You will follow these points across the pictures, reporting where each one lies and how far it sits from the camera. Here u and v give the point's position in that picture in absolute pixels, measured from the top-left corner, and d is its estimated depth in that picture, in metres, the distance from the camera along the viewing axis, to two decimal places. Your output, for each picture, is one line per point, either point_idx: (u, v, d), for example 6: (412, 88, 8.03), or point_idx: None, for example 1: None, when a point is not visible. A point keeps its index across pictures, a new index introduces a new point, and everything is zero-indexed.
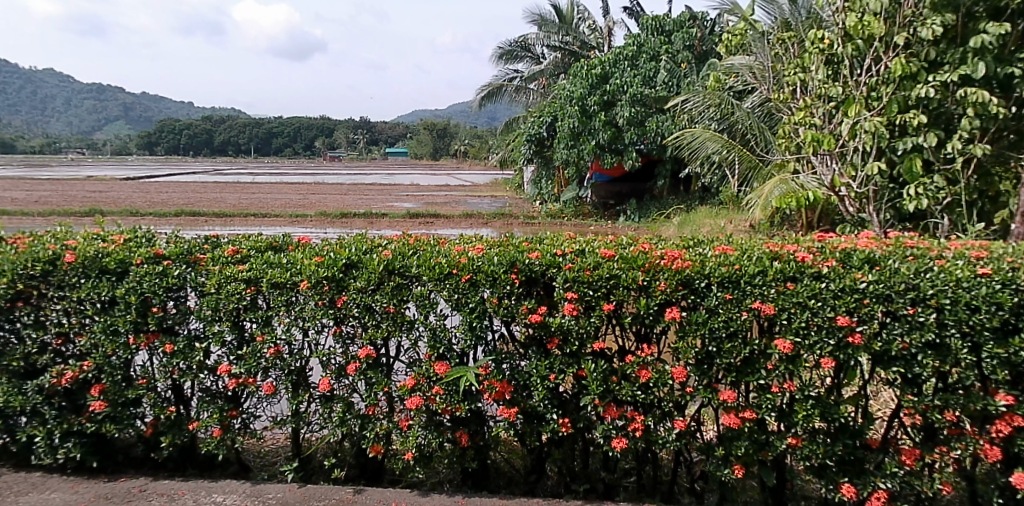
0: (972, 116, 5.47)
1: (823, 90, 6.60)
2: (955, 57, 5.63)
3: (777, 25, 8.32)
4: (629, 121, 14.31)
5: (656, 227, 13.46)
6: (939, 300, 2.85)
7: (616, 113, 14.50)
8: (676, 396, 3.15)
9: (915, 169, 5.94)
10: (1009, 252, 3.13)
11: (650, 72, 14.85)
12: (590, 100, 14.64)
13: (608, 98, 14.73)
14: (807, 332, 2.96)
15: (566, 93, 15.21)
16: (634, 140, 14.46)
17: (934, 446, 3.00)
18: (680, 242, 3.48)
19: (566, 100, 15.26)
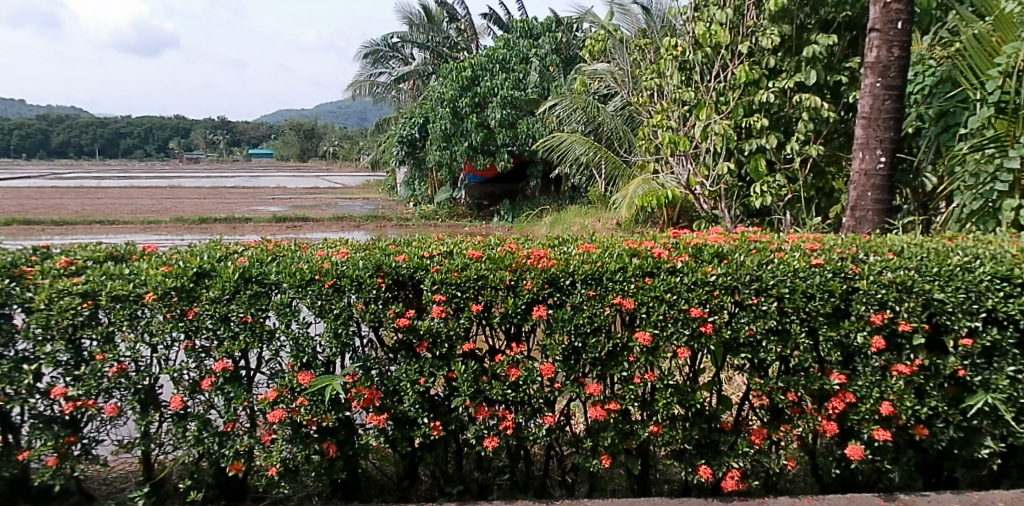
0: (806, 120, 6.02)
1: (678, 95, 6.98)
2: (791, 65, 6.18)
3: (635, 32, 8.74)
4: (501, 123, 14.52)
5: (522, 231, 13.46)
6: (779, 290, 3.08)
7: (488, 115, 14.68)
8: (544, 392, 3.20)
9: (759, 169, 6.40)
10: (839, 243, 3.43)
11: (520, 74, 15.17)
12: (462, 101, 14.70)
13: (480, 100, 14.86)
14: (665, 324, 3.11)
15: (437, 94, 15.17)
16: (506, 141, 14.67)
17: (779, 424, 3.26)
18: (545, 242, 3.55)
19: (437, 102, 15.24)
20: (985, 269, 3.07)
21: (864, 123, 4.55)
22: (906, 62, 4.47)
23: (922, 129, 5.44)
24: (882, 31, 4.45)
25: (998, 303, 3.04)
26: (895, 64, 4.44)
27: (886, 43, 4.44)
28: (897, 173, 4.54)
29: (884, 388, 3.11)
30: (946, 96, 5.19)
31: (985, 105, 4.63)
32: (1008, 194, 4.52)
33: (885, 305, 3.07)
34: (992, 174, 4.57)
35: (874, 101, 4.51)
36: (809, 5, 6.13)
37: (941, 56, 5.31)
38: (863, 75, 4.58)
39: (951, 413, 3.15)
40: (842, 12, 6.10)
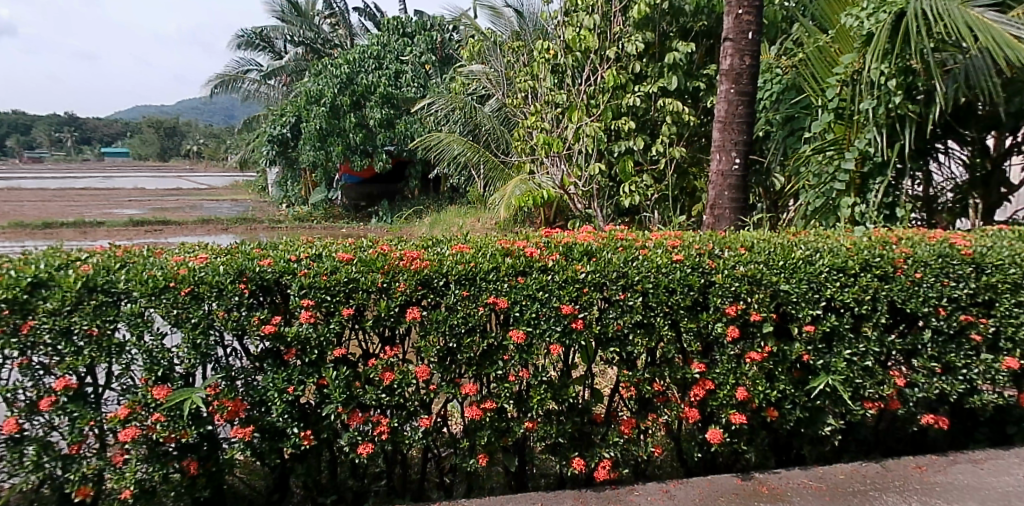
0: (670, 123, 6.35)
1: (551, 97, 7.15)
2: (654, 71, 6.49)
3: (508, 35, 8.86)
4: (380, 123, 14.34)
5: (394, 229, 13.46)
6: (644, 285, 3.22)
7: (365, 115, 14.45)
8: (420, 394, 3.17)
9: (628, 169, 6.69)
10: (698, 240, 3.63)
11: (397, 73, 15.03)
12: (338, 100, 14.33)
13: (356, 98, 14.54)
14: (537, 321, 3.17)
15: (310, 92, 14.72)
16: (385, 142, 14.50)
17: (647, 414, 3.41)
18: (419, 243, 3.51)
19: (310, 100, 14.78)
20: (824, 261, 3.35)
21: (721, 127, 4.85)
22: (755, 70, 4.80)
23: (771, 133, 5.87)
24: (735, 41, 4.76)
25: (835, 292, 3.32)
26: (747, 71, 4.76)
27: (738, 52, 4.75)
28: (750, 174, 4.88)
29: (740, 375, 3.33)
30: (791, 102, 5.62)
31: (825, 111, 5.04)
32: (845, 193, 4.97)
33: (738, 297, 3.29)
34: (832, 175, 5.01)
35: (728, 107, 4.82)
36: (670, 13, 6.45)
37: (786, 65, 5.73)
38: (719, 81, 4.88)
39: (798, 395, 3.41)
40: (698, 21, 6.54)
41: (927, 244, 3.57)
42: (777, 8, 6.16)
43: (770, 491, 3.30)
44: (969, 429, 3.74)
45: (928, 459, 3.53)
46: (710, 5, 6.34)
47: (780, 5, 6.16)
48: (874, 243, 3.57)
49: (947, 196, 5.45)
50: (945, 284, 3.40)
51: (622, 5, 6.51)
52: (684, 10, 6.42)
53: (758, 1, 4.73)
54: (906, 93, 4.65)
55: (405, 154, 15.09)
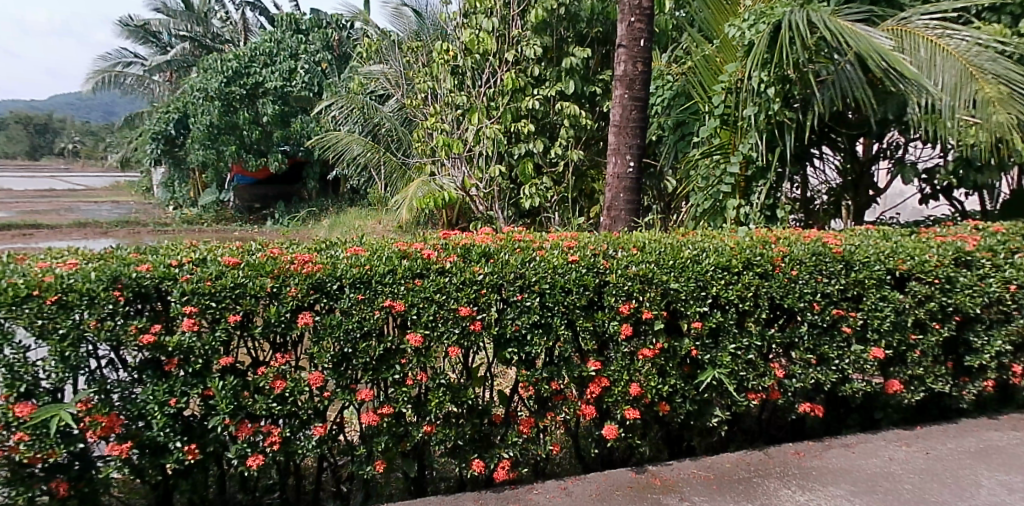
0: (568, 126, 6.54)
1: (451, 98, 7.11)
2: (552, 75, 6.64)
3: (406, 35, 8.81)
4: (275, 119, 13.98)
5: (285, 231, 12.96)
6: (541, 286, 3.26)
7: (259, 111, 14.02)
8: (314, 402, 3.08)
9: (528, 171, 6.77)
10: (593, 240, 3.70)
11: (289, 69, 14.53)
12: (229, 96, 13.75)
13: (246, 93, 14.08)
14: (435, 324, 3.15)
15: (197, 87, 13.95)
16: (279, 140, 14.20)
17: (545, 413, 3.45)
18: (312, 246, 3.41)
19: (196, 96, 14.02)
20: (710, 260, 3.51)
21: (616, 131, 4.98)
22: (647, 76, 4.97)
23: (663, 137, 6.08)
24: (628, 47, 4.92)
25: (720, 290, 3.48)
26: (639, 78, 4.91)
27: (631, 59, 4.91)
28: (644, 176, 5.04)
29: (633, 371, 3.44)
30: (681, 108, 5.85)
31: (712, 117, 5.28)
32: (730, 195, 5.24)
33: (631, 296, 3.39)
34: (719, 178, 5.27)
35: (623, 111, 4.95)
36: (567, 19, 6.63)
37: (676, 72, 5.98)
38: (614, 86, 5.01)
39: (687, 389, 3.55)
40: (594, 28, 6.70)
41: (803, 243, 3.81)
42: (667, 17, 6.45)
43: (662, 483, 3.42)
44: (841, 415, 4.01)
45: (806, 445, 3.76)
46: (604, 11, 6.58)
47: (669, 14, 6.47)
48: (755, 243, 3.77)
49: (822, 198, 5.83)
50: (819, 280, 3.63)
51: (520, 9, 6.62)
52: (580, 16, 6.60)
53: (649, 9, 4.90)
54: (784, 101, 4.94)
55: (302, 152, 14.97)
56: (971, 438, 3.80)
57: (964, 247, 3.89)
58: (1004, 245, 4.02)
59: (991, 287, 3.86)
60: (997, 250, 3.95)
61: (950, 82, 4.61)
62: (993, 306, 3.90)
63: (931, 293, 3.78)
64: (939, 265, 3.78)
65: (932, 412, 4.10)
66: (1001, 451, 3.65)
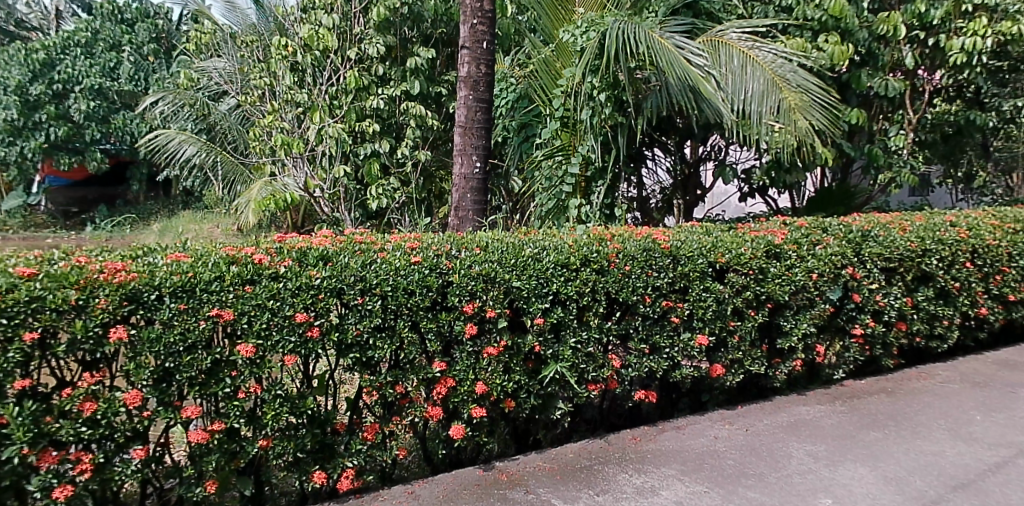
0: (414, 126, 6.55)
1: (291, 96, 6.81)
2: (397, 74, 6.60)
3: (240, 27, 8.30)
4: (89, 115, 12.86)
5: (99, 236, 11.77)
6: (382, 288, 3.21)
7: (70, 107, 12.76)
8: (133, 423, 2.83)
9: (374, 172, 6.65)
10: (436, 241, 3.68)
11: (111, 63, 13.38)
12: (31, 90, 12.35)
13: (56, 90, 12.74)
14: (268, 333, 3.00)
15: None
16: (96, 137, 13.01)
17: (391, 417, 3.38)
18: (126, 252, 3.14)
19: None
20: (550, 258, 3.61)
21: (462, 132, 4.99)
22: (491, 78, 5.03)
23: (508, 138, 6.19)
24: (472, 49, 4.95)
25: (560, 286, 3.59)
26: (483, 80, 4.95)
27: (475, 60, 4.95)
28: (490, 177, 5.11)
29: (478, 370, 3.45)
30: (524, 111, 5.98)
31: (553, 119, 5.40)
32: (572, 194, 5.42)
33: (475, 295, 3.41)
34: (560, 178, 5.43)
35: (468, 113, 4.97)
36: (410, 18, 6.64)
37: (519, 75, 6.08)
38: (459, 87, 5.02)
39: (531, 385, 3.62)
40: (438, 28, 6.75)
41: (635, 239, 4.02)
42: (509, 21, 6.59)
43: (508, 478, 3.48)
44: (674, 400, 4.28)
45: (642, 430, 3.98)
46: (448, 13, 6.63)
47: (512, 18, 6.60)
48: (592, 241, 3.92)
49: (656, 198, 6.26)
50: (650, 275, 3.85)
51: (362, 7, 6.55)
52: (423, 16, 6.62)
53: (491, 12, 4.97)
54: (617, 105, 5.22)
55: (124, 151, 14.03)
56: (783, 414, 4.20)
57: (774, 241, 4.30)
58: (807, 238, 4.47)
59: (797, 276, 4.28)
60: (800, 242, 4.40)
61: (758, 89, 5.01)
62: (799, 292, 4.33)
63: (747, 283, 4.13)
64: (753, 258, 4.15)
65: (752, 391, 4.49)
66: (808, 423, 4.05)
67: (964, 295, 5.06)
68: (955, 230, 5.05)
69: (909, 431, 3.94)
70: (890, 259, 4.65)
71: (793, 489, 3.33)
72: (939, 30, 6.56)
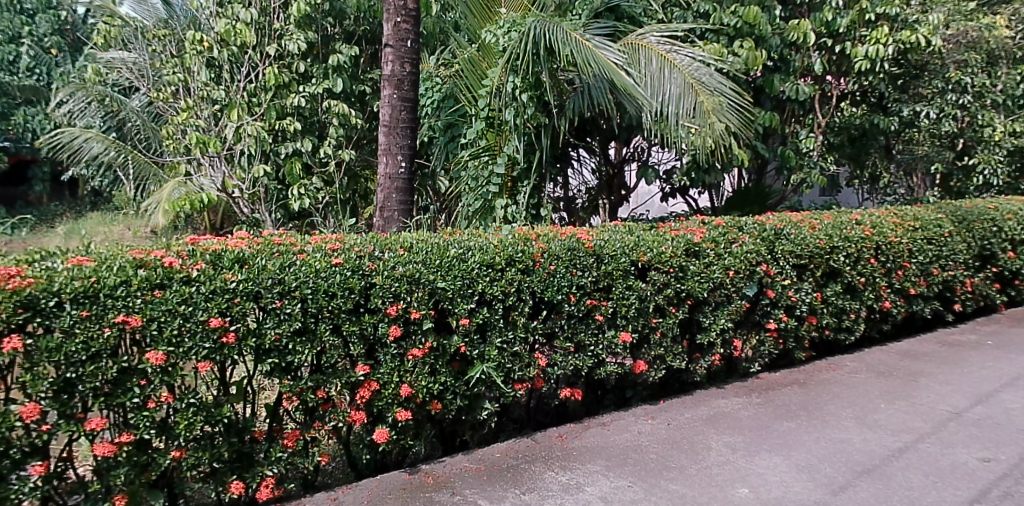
0: (337, 125, 6.41)
1: (206, 92, 6.56)
2: (319, 72, 6.47)
3: (150, 20, 7.71)
4: None
5: None
6: (302, 291, 3.12)
7: None
8: (31, 438, 2.67)
9: (295, 172, 6.50)
10: (358, 242, 3.61)
11: (10, 56, 12.78)
12: None
13: None
14: (180, 339, 2.88)
15: None
16: None
17: (312, 423, 3.30)
18: (21, 257, 2.94)
19: None
20: (475, 258, 3.60)
21: (386, 131, 4.92)
22: (415, 77, 4.98)
23: (434, 138, 6.15)
24: (395, 47, 4.88)
25: (486, 287, 3.59)
26: (407, 79, 4.90)
27: (399, 59, 4.88)
28: (415, 177, 5.05)
29: (403, 372, 3.41)
30: (450, 111, 5.95)
31: (478, 119, 5.40)
32: (499, 194, 5.43)
33: (399, 297, 3.37)
34: (486, 178, 5.44)
35: (393, 112, 4.91)
36: (332, 15, 6.52)
37: (445, 74, 6.03)
38: (382, 86, 4.94)
39: (457, 386, 3.60)
40: (360, 26, 6.69)
41: (560, 239, 4.06)
42: (434, 20, 6.57)
43: (435, 481, 3.45)
44: (599, 397, 4.34)
45: (568, 428, 4.03)
46: (370, 10, 6.55)
47: (437, 17, 6.58)
48: (517, 241, 3.92)
49: (582, 198, 6.35)
50: (574, 274, 3.90)
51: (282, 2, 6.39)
52: (345, 13, 6.51)
53: (415, 11, 4.92)
54: (541, 106, 5.27)
55: (24, 148, 13.21)
56: (703, 407, 4.32)
57: (693, 239, 4.42)
58: (724, 236, 4.62)
59: (714, 273, 4.42)
60: (718, 241, 4.54)
61: (676, 91, 5.15)
62: (717, 289, 4.47)
63: (668, 281, 4.24)
64: (673, 256, 4.26)
65: (674, 386, 4.60)
66: (727, 416, 4.19)
67: (869, 290, 5.34)
68: (860, 228, 5.33)
69: (819, 420, 4.13)
70: (801, 257, 4.87)
71: (712, 480, 3.44)
72: (845, 38, 6.91)
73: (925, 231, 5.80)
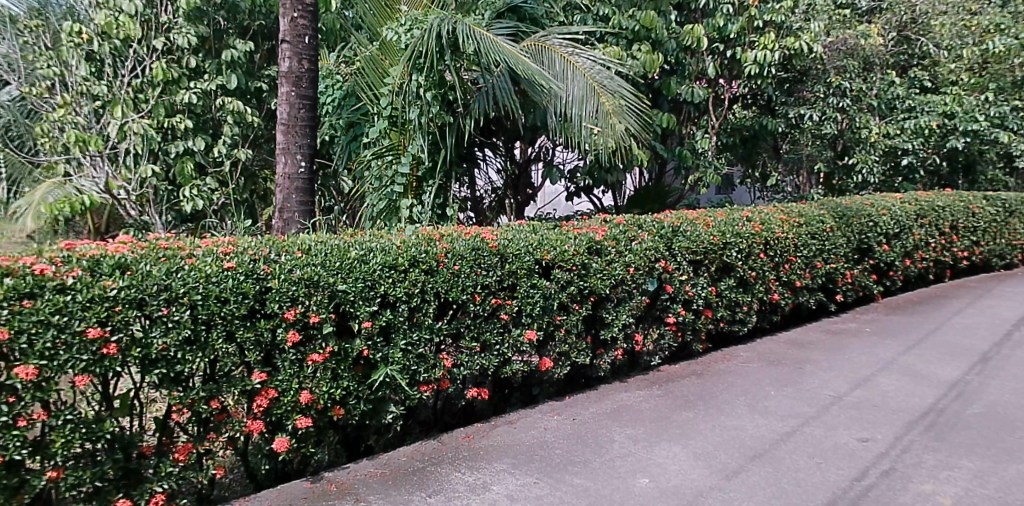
0: (231, 123, 6.24)
1: (85, 88, 6.13)
2: (211, 67, 6.24)
3: (20, 7, 7.03)
4: None
5: None
6: (191, 298, 2.98)
7: None
8: None
9: (187, 171, 6.23)
10: (252, 245, 3.47)
11: None
12: None
13: None
14: (55, 352, 2.68)
15: None
16: None
17: (205, 435, 3.15)
18: None
19: None
20: (376, 259, 3.54)
21: (284, 130, 4.76)
22: (314, 75, 4.84)
23: (336, 137, 6.04)
24: (292, 43, 4.73)
25: (388, 288, 3.54)
26: (306, 76, 4.76)
27: (296, 55, 4.73)
28: (316, 177, 4.92)
29: (302, 378, 3.31)
30: (351, 109, 5.83)
31: (381, 118, 5.32)
32: (403, 194, 5.38)
33: (297, 301, 3.27)
34: (390, 178, 5.37)
35: (291, 110, 4.75)
36: (224, 9, 6.27)
37: (346, 72, 5.91)
38: (279, 83, 4.78)
39: (360, 390, 3.53)
40: (255, 21, 6.48)
41: (464, 238, 4.04)
42: (334, 17, 6.45)
43: (337, 488, 3.37)
44: (506, 395, 4.36)
45: (475, 428, 4.04)
46: (265, 5, 6.36)
47: (336, 13, 6.41)
48: (420, 241, 3.88)
49: (488, 198, 6.39)
50: (478, 273, 3.90)
51: None
52: (239, 7, 6.29)
53: (312, 6, 4.79)
54: (445, 105, 5.25)
55: None
56: (607, 401, 4.43)
57: (595, 237, 4.51)
58: (625, 234, 4.73)
59: (616, 270, 4.55)
60: (619, 238, 4.65)
61: (578, 94, 5.25)
62: (618, 286, 4.60)
63: (570, 279, 4.32)
64: (576, 254, 4.34)
65: (580, 381, 4.69)
66: (629, 409, 4.31)
67: (760, 283, 5.64)
68: (750, 224, 5.60)
69: (715, 409, 4.31)
70: (696, 253, 5.07)
71: (615, 473, 3.52)
72: (735, 43, 7.25)
73: (809, 226, 6.17)
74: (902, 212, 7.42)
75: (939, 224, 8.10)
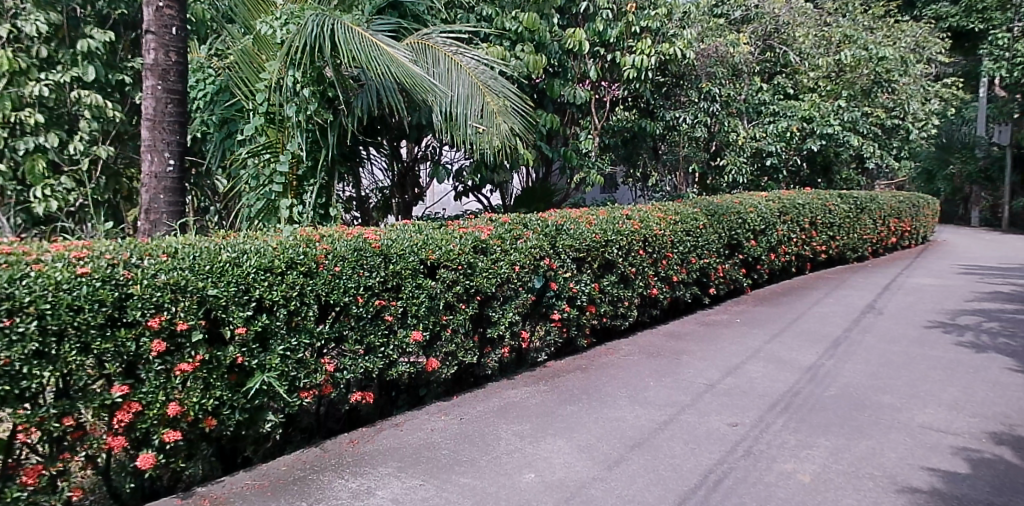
0: (89, 119, 5.92)
1: None
2: (65, 58, 5.79)
3: None
4: None
5: None
6: (38, 307, 2.72)
7: None
8: None
9: (38, 170, 5.74)
10: (109, 249, 3.23)
11: None
12: None
13: None
14: None
15: None
16: None
17: (59, 455, 2.90)
18: None
19: None
20: (251, 262, 3.39)
21: (150, 126, 4.47)
22: (183, 68, 4.57)
23: (208, 134, 5.73)
24: (158, 34, 4.44)
25: (263, 292, 3.40)
26: (173, 69, 4.49)
27: (162, 47, 4.44)
28: (186, 175, 4.65)
29: (169, 390, 3.12)
30: (225, 104, 5.56)
31: (257, 114, 5.10)
32: (282, 194, 5.19)
33: (161, 307, 3.07)
34: (269, 178, 5.16)
35: (157, 104, 4.46)
36: None
37: (218, 66, 5.63)
38: (144, 76, 4.48)
39: (235, 399, 3.36)
40: (116, 9, 6.15)
41: (345, 239, 3.94)
42: (203, 8, 6.10)
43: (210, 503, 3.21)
44: (392, 398, 4.30)
45: (360, 433, 3.96)
46: None
47: (207, 4, 6.10)
48: (298, 242, 3.76)
49: (373, 198, 6.27)
50: (360, 275, 3.82)
51: None
52: None
53: None
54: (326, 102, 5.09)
55: None
56: (494, 399, 4.47)
57: (480, 236, 4.53)
58: (510, 233, 4.77)
59: (501, 268, 4.59)
60: (504, 237, 4.69)
61: (463, 94, 5.22)
62: (504, 284, 4.64)
63: (456, 278, 4.32)
64: (460, 253, 4.34)
65: (468, 380, 4.69)
66: (516, 406, 4.36)
67: (639, 279, 5.86)
68: (630, 222, 5.81)
69: (598, 402, 4.44)
70: (579, 250, 5.20)
71: (500, 469, 3.55)
72: (615, 48, 7.50)
73: (685, 224, 6.47)
74: (768, 210, 7.95)
75: (800, 221, 8.73)
